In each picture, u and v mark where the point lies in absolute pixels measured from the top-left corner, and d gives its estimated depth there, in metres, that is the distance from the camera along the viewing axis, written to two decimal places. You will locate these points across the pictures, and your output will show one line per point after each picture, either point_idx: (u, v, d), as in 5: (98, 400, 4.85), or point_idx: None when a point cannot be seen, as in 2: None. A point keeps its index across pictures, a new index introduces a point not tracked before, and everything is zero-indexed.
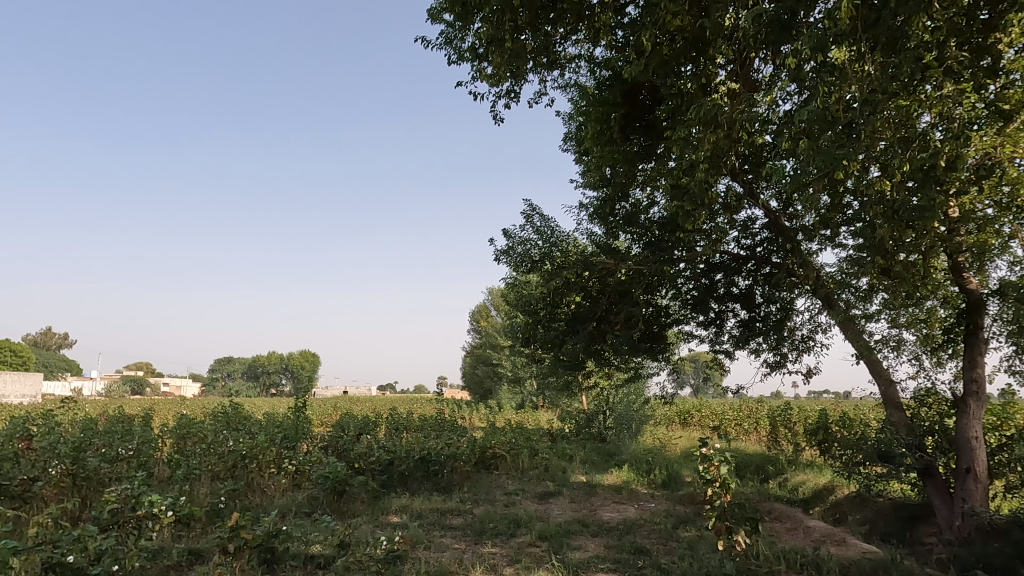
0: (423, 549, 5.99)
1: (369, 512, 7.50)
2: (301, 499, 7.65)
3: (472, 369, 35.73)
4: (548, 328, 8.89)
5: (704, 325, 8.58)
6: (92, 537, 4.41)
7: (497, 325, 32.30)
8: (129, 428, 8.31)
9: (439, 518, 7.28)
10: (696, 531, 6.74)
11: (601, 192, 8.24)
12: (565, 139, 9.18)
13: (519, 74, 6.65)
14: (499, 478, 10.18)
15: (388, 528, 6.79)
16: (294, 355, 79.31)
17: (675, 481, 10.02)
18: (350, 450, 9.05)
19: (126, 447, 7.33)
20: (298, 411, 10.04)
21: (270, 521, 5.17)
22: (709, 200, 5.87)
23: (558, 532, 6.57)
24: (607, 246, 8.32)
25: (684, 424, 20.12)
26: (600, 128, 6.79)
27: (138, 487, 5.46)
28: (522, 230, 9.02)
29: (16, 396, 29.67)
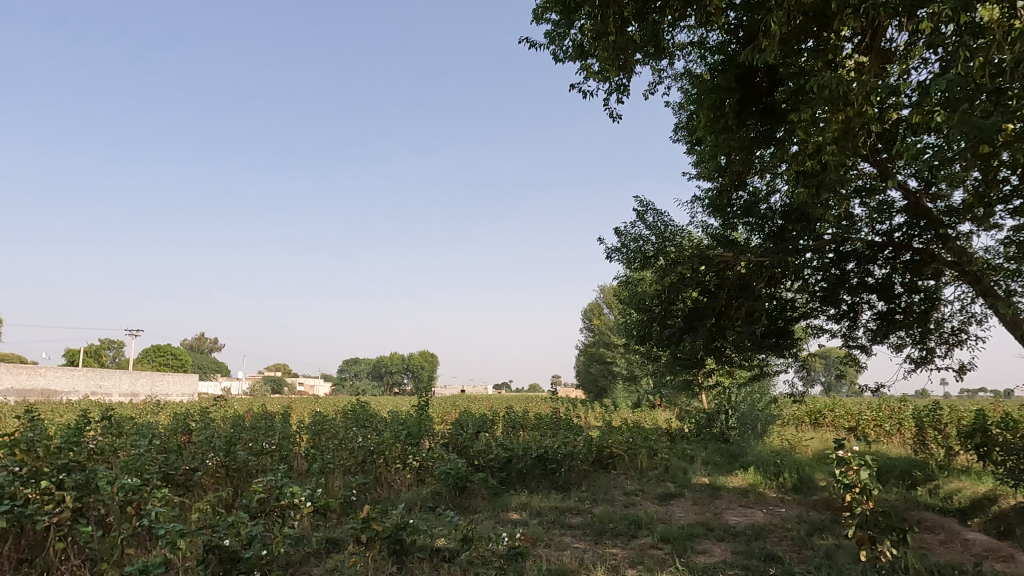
0: (543, 547, 6.04)
1: (490, 508, 7.67)
2: (425, 494, 7.96)
3: (586, 368, 35.56)
4: (664, 325, 8.66)
5: (836, 319, 8.01)
6: (244, 523, 4.81)
7: (610, 323, 31.90)
8: (272, 424, 9.03)
9: (558, 517, 7.30)
10: (834, 540, 6.27)
11: (717, 182, 7.91)
12: (677, 130, 8.90)
13: (627, 67, 6.53)
14: (618, 478, 10.05)
15: (509, 525, 6.90)
16: (415, 356, 82.83)
17: (807, 485, 9.42)
18: (469, 448, 9.29)
19: (270, 441, 7.97)
20: (420, 409, 10.46)
21: (398, 514, 5.39)
22: (839, 185, 5.45)
23: (681, 535, 6.38)
24: (724, 238, 7.96)
25: (816, 424, 18.85)
26: (714, 116, 6.55)
27: (282, 479, 5.92)
28: (633, 226, 8.87)
29: (179, 395, 33.23)
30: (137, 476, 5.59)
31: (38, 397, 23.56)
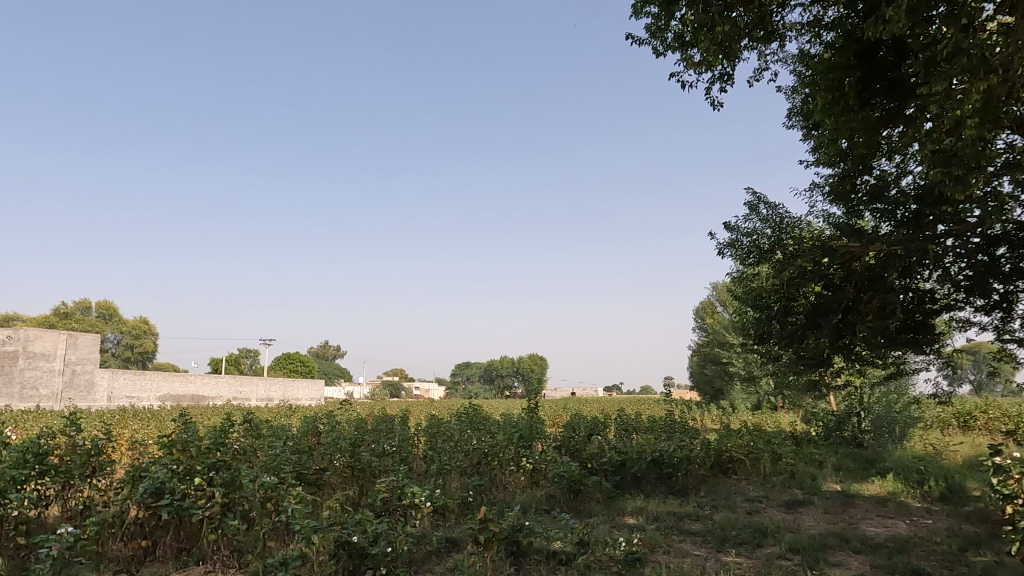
0: (662, 553, 5.89)
1: (605, 512, 7.59)
2: (539, 496, 8.02)
3: (700, 369, 34.34)
4: (784, 323, 8.20)
5: (985, 311, 7.23)
6: (370, 521, 5.07)
7: (725, 321, 30.62)
8: (392, 427, 9.46)
9: (677, 523, 7.09)
10: (993, 556, 5.64)
11: (838, 168, 7.39)
12: (790, 115, 8.41)
13: (732, 54, 6.27)
14: (739, 484, 9.60)
15: (625, 530, 6.79)
16: (524, 359, 83.71)
17: (957, 494, 8.54)
18: (582, 450, 9.23)
19: (390, 443, 8.35)
20: (531, 412, 10.54)
21: (514, 516, 5.45)
22: (983, 161, 4.90)
23: (811, 545, 5.99)
24: (848, 227, 7.41)
25: (966, 428, 17.04)
26: (832, 97, 6.14)
27: (403, 480, 6.16)
28: (746, 220, 8.48)
29: (308, 398, 35.62)
30: (274, 475, 6.04)
31: (189, 401, 26.16)
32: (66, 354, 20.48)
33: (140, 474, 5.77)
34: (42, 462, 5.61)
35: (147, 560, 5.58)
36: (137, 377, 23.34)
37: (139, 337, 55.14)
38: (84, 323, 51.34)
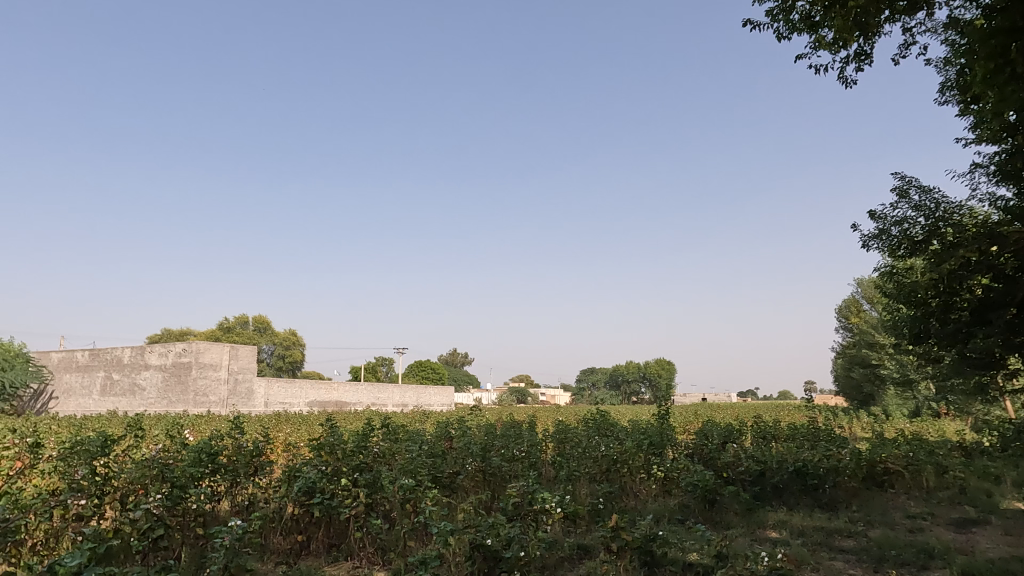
0: (810, 571, 5.49)
1: (745, 525, 7.21)
2: (672, 505, 7.78)
3: (847, 373, 31.74)
4: (945, 321, 7.40)
5: None
6: (503, 525, 5.18)
7: (873, 320, 28.09)
8: (520, 432, 9.59)
9: (825, 538, 6.59)
10: None
11: (1006, 144, 6.55)
12: (944, 89, 7.58)
13: (870, 29, 5.78)
14: (897, 498, 8.74)
15: (767, 543, 6.41)
16: (651, 364, 81.77)
17: None
18: (717, 459, 8.84)
19: (519, 449, 8.47)
20: (660, 418, 10.26)
21: (647, 525, 5.34)
22: None
23: (989, 570, 5.32)
24: (1021, 210, 6.54)
25: None
26: (994, 65, 5.45)
27: (533, 485, 6.22)
28: (895, 209, 7.77)
29: (439, 403, 37.06)
30: (411, 477, 6.32)
31: (334, 407, 28.14)
32: (230, 364, 22.76)
33: (295, 474, 6.29)
34: (214, 461, 6.28)
35: (303, 553, 6.05)
36: (289, 384, 25.47)
37: (289, 347, 60.23)
38: (244, 336, 56.96)
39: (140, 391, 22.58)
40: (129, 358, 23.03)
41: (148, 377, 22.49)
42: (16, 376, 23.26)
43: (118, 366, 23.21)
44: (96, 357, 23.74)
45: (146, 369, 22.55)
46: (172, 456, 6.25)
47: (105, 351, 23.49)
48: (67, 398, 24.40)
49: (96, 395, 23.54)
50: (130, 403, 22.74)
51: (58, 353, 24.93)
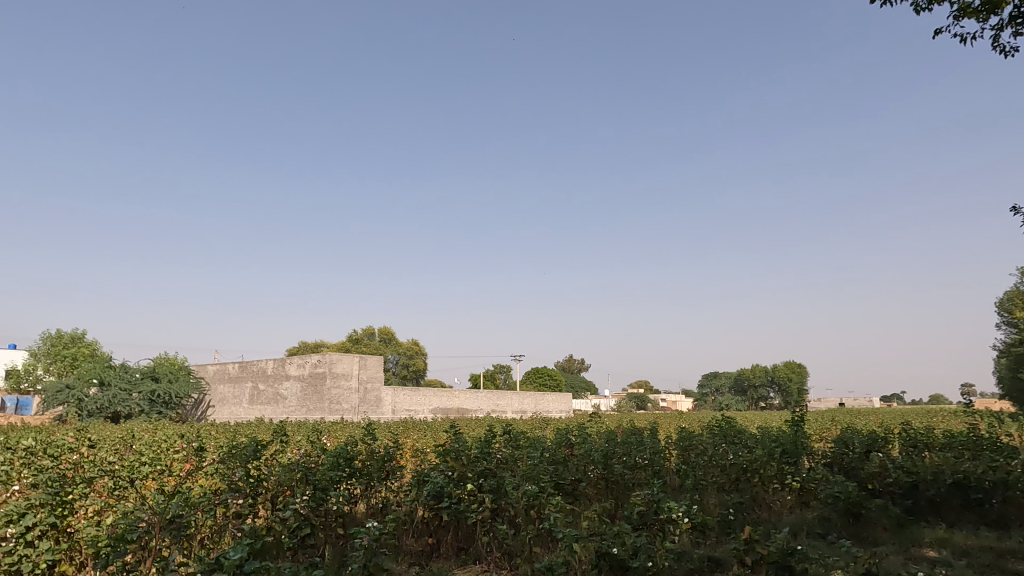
0: None
1: (896, 542, 6.61)
2: (811, 518, 7.30)
3: (1014, 373, 28.20)
4: None
5: None
6: (628, 533, 5.12)
7: None
8: (642, 439, 9.39)
9: (994, 559, 5.90)
10: None
11: None
12: None
13: None
14: None
15: (924, 563, 5.84)
16: (779, 367, 77.17)
17: None
18: (860, 469, 8.18)
19: (642, 456, 8.29)
20: (793, 424, 9.65)
21: (783, 539, 5.04)
22: None
23: None
24: None
25: None
26: None
27: (659, 493, 6.09)
28: None
29: (558, 410, 37.10)
30: (535, 483, 6.35)
31: (456, 413, 29.03)
32: (359, 373, 24.15)
33: (424, 478, 6.55)
34: (351, 465, 6.70)
35: (434, 555, 6.28)
36: (413, 392, 26.56)
37: (412, 357, 62.97)
38: (371, 346, 60.36)
39: (283, 400, 24.52)
40: (272, 369, 25.10)
41: (289, 387, 24.38)
42: (180, 387, 26.13)
43: (263, 377, 25.37)
44: (245, 369, 26.11)
45: (286, 379, 24.47)
46: (314, 460, 6.74)
47: (252, 363, 25.77)
48: (222, 406, 26.97)
49: (245, 403, 25.86)
50: (274, 411, 24.77)
51: (213, 366, 27.66)
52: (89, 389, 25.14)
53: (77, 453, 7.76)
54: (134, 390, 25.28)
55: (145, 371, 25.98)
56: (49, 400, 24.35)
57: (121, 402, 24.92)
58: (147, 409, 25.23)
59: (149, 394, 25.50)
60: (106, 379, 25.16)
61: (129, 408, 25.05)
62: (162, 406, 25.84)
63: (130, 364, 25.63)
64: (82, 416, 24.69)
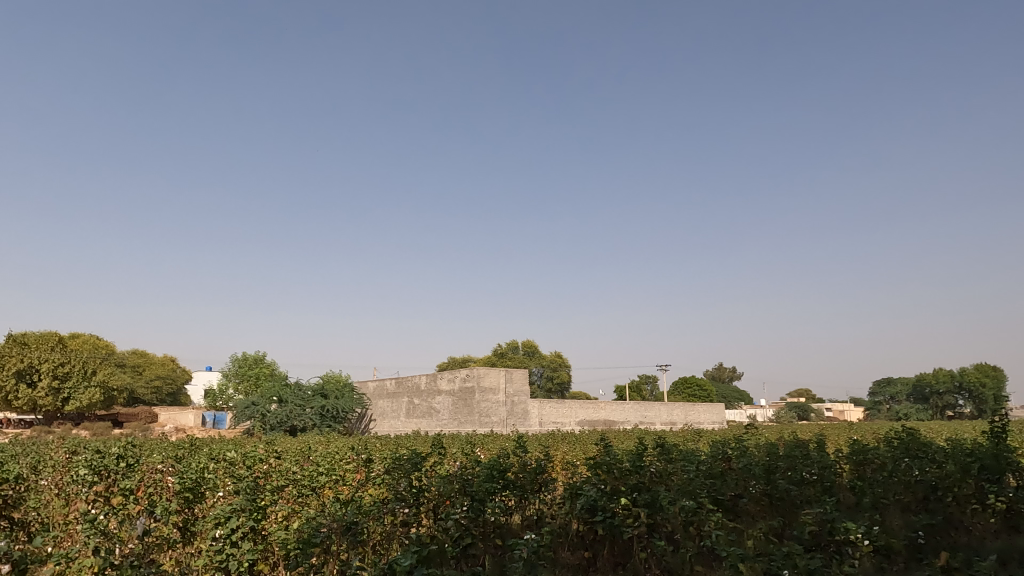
0: None
1: None
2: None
3: None
4: None
5: None
6: (800, 555, 4.77)
7: None
8: (808, 452, 8.73)
9: None
10: None
11: None
12: None
13: None
14: None
15: None
16: (968, 370, 68.11)
17: None
18: None
19: (810, 472, 7.73)
20: (993, 436, 8.47)
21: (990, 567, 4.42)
22: None
23: None
24: None
25: None
26: None
27: (833, 512, 5.63)
28: None
29: (710, 421, 35.51)
30: (692, 498, 6.11)
31: (603, 425, 28.76)
32: (506, 387, 24.69)
33: (576, 491, 6.55)
34: (504, 477, 6.85)
35: (591, 570, 6.24)
36: (559, 404, 26.69)
37: (556, 369, 63.44)
38: (515, 360, 61.79)
39: (436, 414, 25.75)
40: (425, 384, 26.47)
41: (442, 401, 25.54)
42: (345, 403, 28.34)
43: (417, 392, 26.82)
44: (401, 385, 27.78)
45: (439, 394, 25.69)
46: (470, 472, 6.99)
47: (407, 379, 27.38)
48: (382, 419, 28.84)
49: (403, 417, 27.47)
50: (429, 424, 26.06)
51: (373, 382, 29.66)
52: (271, 405, 28.15)
53: (266, 463, 8.69)
54: (307, 406, 27.90)
55: (315, 389, 28.57)
56: (239, 415, 27.58)
57: (296, 416, 27.58)
58: (318, 423, 27.65)
59: (320, 409, 27.96)
60: (284, 396, 28.09)
61: (303, 422, 27.62)
62: (331, 420, 28.19)
63: (303, 382, 28.34)
64: (266, 429, 27.61)
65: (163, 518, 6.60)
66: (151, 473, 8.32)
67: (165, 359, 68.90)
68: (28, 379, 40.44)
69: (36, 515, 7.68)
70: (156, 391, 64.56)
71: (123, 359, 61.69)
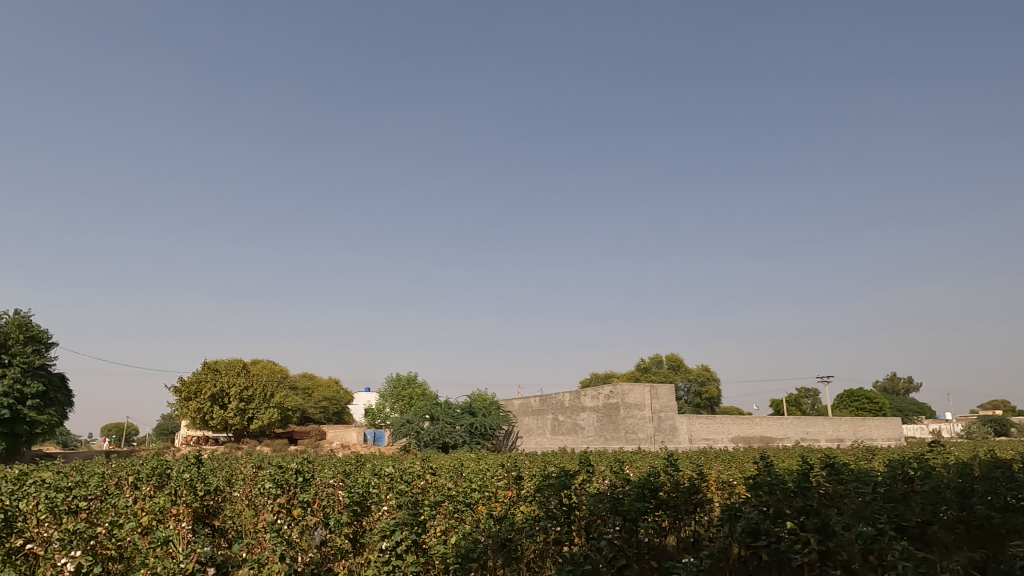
0: None
1: None
2: None
3: None
4: None
5: None
6: None
7: None
8: (1012, 474, 7.58)
9: None
10: None
11: None
12: None
13: None
14: None
15: None
16: None
17: None
18: None
19: (1016, 497, 6.71)
20: None
21: None
22: None
23: None
24: None
25: None
26: None
27: None
28: None
29: (884, 439, 32.04)
30: (869, 524, 5.54)
31: (759, 443, 27.00)
32: (652, 403, 23.99)
33: (736, 513, 6.20)
34: (656, 496, 6.64)
35: None
36: (710, 420, 25.49)
37: (704, 383, 60.71)
38: (660, 374, 60.16)
39: (581, 430, 25.65)
40: (569, 402, 26.52)
41: (587, 417, 25.44)
42: (492, 420, 29.15)
43: (562, 409, 26.89)
44: (545, 402, 28.02)
45: (583, 410, 25.63)
46: (620, 490, 6.85)
47: (552, 396, 27.57)
48: (528, 437, 29.16)
49: (548, 434, 27.64)
50: (575, 441, 26.00)
51: (518, 400, 30.14)
52: (424, 422, 29.73)
53: (423, 479, 9.14)
54: (457, 423, 29.03)
55: (464, 407, 29.76)
56: (397, 432, 29.28)
57: (448, 434, 28.75)
58: (468, 440, 28.59)
59: (469, 426, 28.96)
60: (435, 414, 29.54)
61: (454, 439, 28.74)
62: (480, 437, 29.05)
63: (452, 401, 29.65)
64: (421, 445, 29.04)
65: (335, 530, 7.17)
66: (324, 487, 9.08)
67: (330, 381, 75.09)
68: (221, 401, 45.93)
69: (232, 523, 8.65)
70: (324, 410, 70.48)
71: (296, 382, 68.16)
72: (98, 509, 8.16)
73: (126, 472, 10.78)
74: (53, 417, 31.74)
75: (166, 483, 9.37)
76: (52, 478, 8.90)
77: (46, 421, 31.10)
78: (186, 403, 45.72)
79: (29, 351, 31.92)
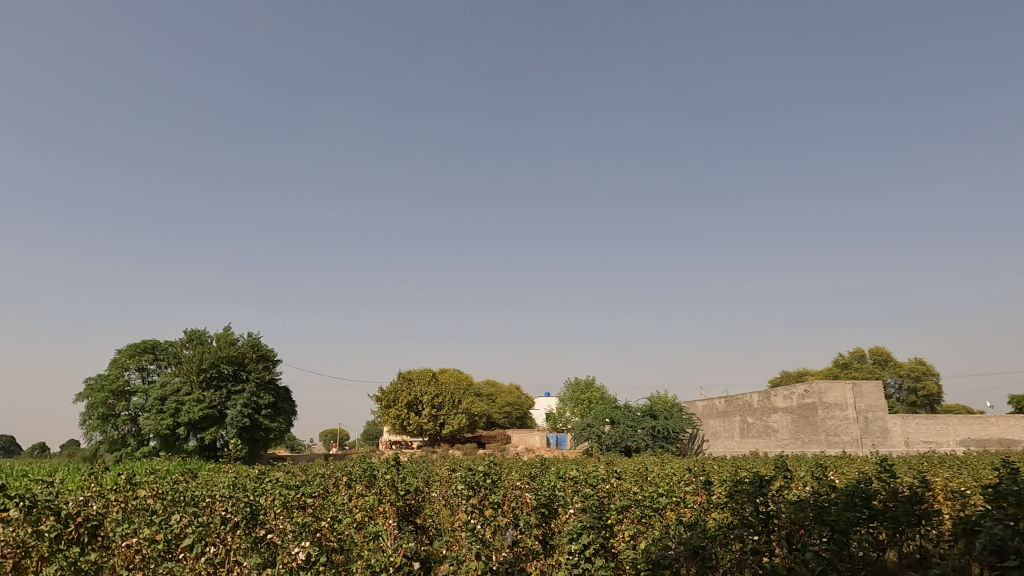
0: None
1: None
2: None
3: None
4: None
5: None
6: None
7: None
8: None
9: None
10: None
11: None
12: None
13: None
14: None
15: None
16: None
17: None
18: None
19: None
20: None
21: None
22: None
23: None
24: None
25: None
26: None
27: None
28: None
29: None
30: None
31: (998, 446, 23.04)
32: (856, 402, 21.63)
33: (973, 527, 5.34)
34: (869, 506, 5.93)
35: None
36: (931, 421, 22.37)
37: (919, 379, 53.50)
38: (863, 370, 54.27)
39: (775, 433, 23.87)
40: (759, 402, 24.85)
41: (780, 419, 23.67)
42: (675, 423, 28.24)
43: (751, 410, 25.30)
44: (732, 403, 26.52)
45: (775, 412, 23.89)
46: (825, 497, 6.24)
47: (739, 397, 26.05)
48: (714, 441, 27.65)
49: (737, 437, 26.04)
50: (767, 444, 24.23)
51: (701, 402, 28.85)
52: (605, 426, 29.82)
53: (609, 483, 9.08)
54: (638, 426, 28.64)
55: (645, 410, 29.24)
56: (579, 436, 29.58)
57: (629, 437, 28.47)
58: (651, 443, 27.99)
59: (651, 430, 28.38)
60: (615, 417, 29.43)
61: (636, 442, 28.33)
62: (663, 441, 28.24)
63: (632, 404, 29.32)
64: (603, 449, 29.02)
65: (527, 531, 7.42)
66: (512, 489, 9.43)
67: (512, 387, 77.82)
68: (416, 408, 49.70)
69: (432, 521, 9.36)
70: (508, 416, 73.51)
71: (480, 388, 71.67)
72: (320, 505, 9.22)
73: (340, 473, 12.10)
74: (283, 424, 36.53)
75: (374, 482, 10.32)
76: (283, 478, 10.26)
77: (276, 427, 35.87)
78: (386, 410, 50.09)
79: (260, 367, 37.21)
